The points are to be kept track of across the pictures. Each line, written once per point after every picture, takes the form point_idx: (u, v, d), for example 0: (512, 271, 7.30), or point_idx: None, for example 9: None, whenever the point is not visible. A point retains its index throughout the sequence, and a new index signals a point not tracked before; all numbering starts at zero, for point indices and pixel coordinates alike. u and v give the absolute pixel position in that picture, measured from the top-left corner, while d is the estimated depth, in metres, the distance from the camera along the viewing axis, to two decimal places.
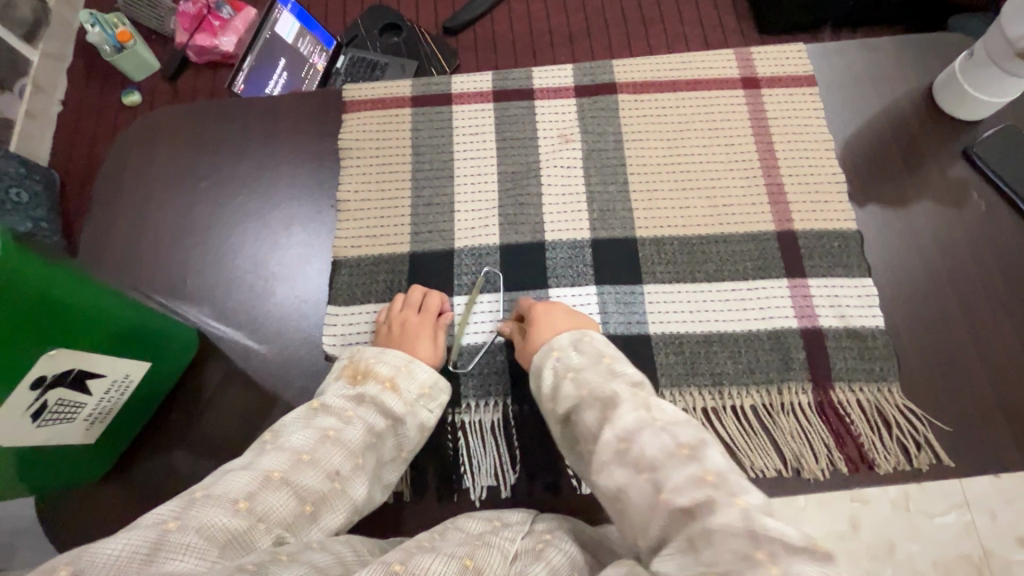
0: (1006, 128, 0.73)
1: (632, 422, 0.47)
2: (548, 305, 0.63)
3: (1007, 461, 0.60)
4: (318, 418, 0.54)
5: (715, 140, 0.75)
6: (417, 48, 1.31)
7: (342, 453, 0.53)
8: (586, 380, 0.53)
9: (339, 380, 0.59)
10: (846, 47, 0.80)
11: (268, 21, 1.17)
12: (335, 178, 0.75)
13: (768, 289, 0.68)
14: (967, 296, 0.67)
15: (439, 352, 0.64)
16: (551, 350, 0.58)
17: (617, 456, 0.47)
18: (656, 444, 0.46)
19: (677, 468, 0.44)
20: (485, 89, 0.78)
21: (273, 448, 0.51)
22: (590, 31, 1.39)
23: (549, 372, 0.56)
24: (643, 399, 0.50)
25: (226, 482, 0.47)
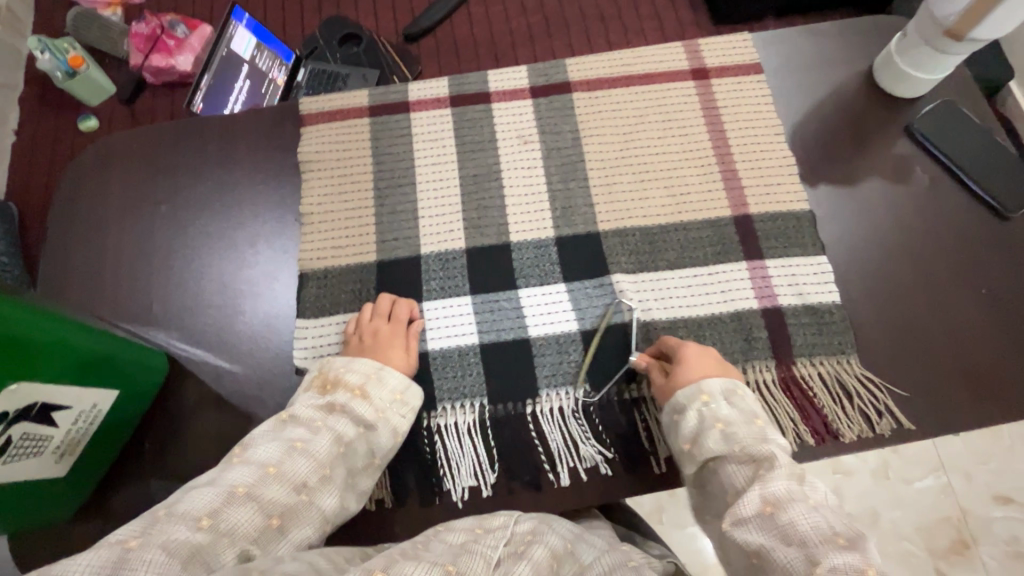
0: (944, 104, 0.77)
1: (783, 492, 0.50)
2: (701, 347, 0.63)
3: (962, 422, 0.63)
4: (287, 429, 0.57)
5: (669, 131, 0.77)
6: (378, 59, 1.30)
7: (310, 465, 0.55)
8: (736, 436, 0.55)
9: (309, 391, 0.61)
10: (789, 34, 0.83)
11: (223, 39, 1.18)
12: (298, 192, 0.75)
13: (728, 273, 0.70)
14: (918, 267, 0.70)
15: (412, 361, 0.65)
16: (699, 393, 0.59)
17: (759, 519, 0.50)
18: (808, 522, 0.48)
19: (834, 555, 0.45)
20: (441, 94, 0.79)
21: (241, 462, 0.54)
22: (553, 32, 1.42)
23: (694, 414, 0.58)
24: (796, 470, 0.52)
25: (192, 497, 0.50)
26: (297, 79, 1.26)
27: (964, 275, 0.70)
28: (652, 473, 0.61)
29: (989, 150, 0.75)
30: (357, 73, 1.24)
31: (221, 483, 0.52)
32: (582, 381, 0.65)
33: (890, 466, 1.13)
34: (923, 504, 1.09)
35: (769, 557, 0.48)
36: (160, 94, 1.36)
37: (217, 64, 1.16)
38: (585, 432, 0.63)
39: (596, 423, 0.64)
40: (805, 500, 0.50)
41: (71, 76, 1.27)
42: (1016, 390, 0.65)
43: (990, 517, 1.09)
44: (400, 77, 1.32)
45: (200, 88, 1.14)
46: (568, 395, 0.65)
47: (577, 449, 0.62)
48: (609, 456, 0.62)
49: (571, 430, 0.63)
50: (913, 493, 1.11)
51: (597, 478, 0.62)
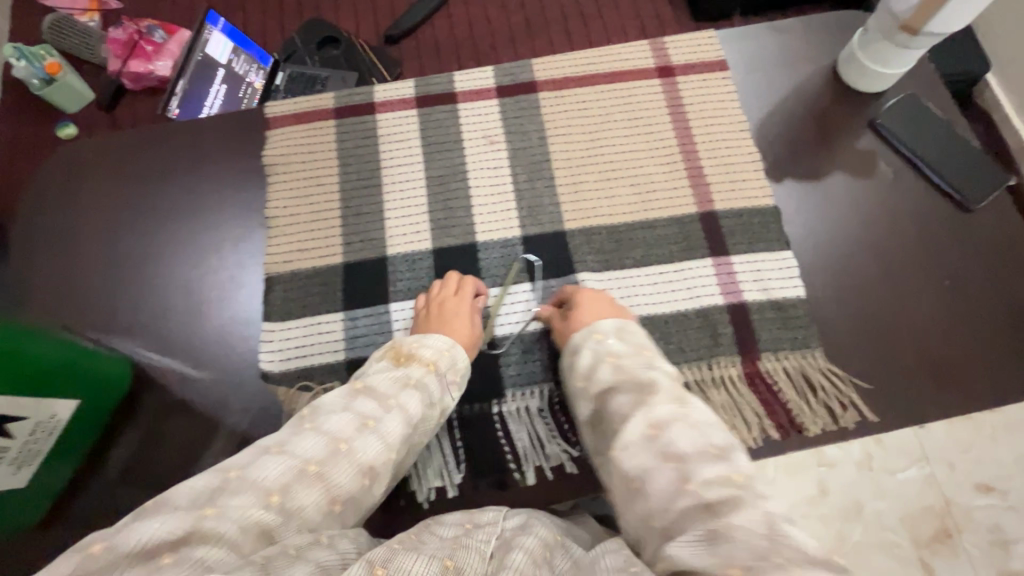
0: (906, 99, 0.77)
1: (667, 415, 0.50)
2: (593, 294, 0.65)
3: (926, 413, 0.64)
4: (359, 401, 0.56)
5: (635, 129, 0.77)
6: (356, 59, 1.30)
7: (377, 448, 0.53)
8: (625, 365, 0.56)
9: (382, 362, 0.61)
10: (755, 31, 0.83)
11: (199, 42, 1.21)
12: (263, 196, 0.74)
13: (694, 269, 0.70)
14: (884, 260, 0.70)
15: (475, 332, 0.65)
16: (592, 332, 0.60)
17: (644, 443, 0.49)
18: (687, 439, 0.48)
19: (705, 465, 0.46)
20: (407, 96, 0.79)
21: (312, 430, 0.53)
22: (533, 32, 1.42)
23: (588, 352, 0.58)
24: (679, 395, 0.52)
25: (263, 464, 0.48)
26: (274, 83, 1.22)
27: (926, 267, 0.70)
28: None
29: (950, 143, 0.76)
30: (336, 75, 1.20)
31: (290, 452, 0.50)
32: (547, 380, 0.65)
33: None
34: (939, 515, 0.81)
35: (651, 480, 0.47)
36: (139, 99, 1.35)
37: (193, 66, 1.19)
38: (551, 431, 0.63)
39: (561, 422, 0.64)
40: (685, 421, 0.49)
41: (49, 82, 1.27)
42: (977, 381, 0.65)
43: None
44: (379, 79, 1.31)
45: (176, 94, 1.18)
46: (534, 394, 0.65)
47: (543, 448, 0.62)
48: (575, 455, 0.62)
49: (537, 429, 0.63)
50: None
51: (563, 477, 0.62)
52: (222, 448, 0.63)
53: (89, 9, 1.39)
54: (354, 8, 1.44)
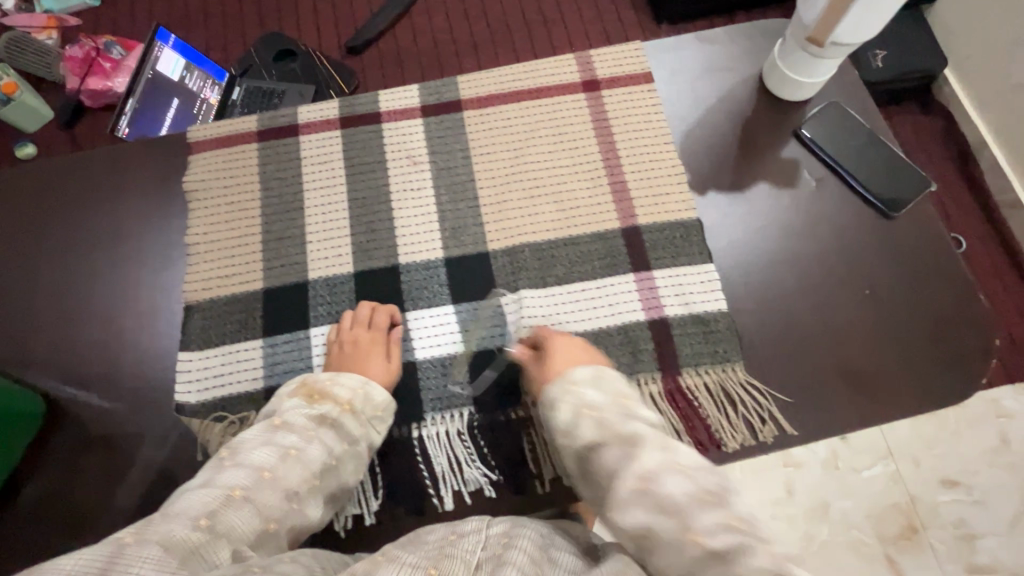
0: (830, 106, 0.78)
1: (657, 464, 0.49)
2: (567, 340, 0.62)
3: (845, 425, 0.64)
4: (280, 435, 0.56)
5: (560, 145, 0.77)
6: (314, 72, 1.27)
7: (302, 472, 0.55)
8: (607, 419, 0.53)
9: (295, 400, 0.60)
10: (681, 42, 0.83)
11: (149, 61, 1.16)
12: (184, 223, 0.74)
13: (617, 286, 0.70)
14: (805, 271, 0.71)
15: (393, 369, 0.64)
16: (566, 384, 0.57)
17: (636, 496, 0.47)
18: (680, 487, 0.47)
19: (703, 513, 0.45)
20: (331, 116, 0.78)
21: (233, 465, 0.54)
22: (495, 39, 1.39)
23: (567, 406, 0.55)
24: (663, 441, 0.51)
25: (188, 498, 0.50)
26: (233, 98, 1.20)
27: (849, 277, 0.70)
28: (536, 493, 0.61)
29: (874, 151, 0.76)
30: (294, 89, 1.20)
31: (217, 484, 0.52)
32: (468, 404, 0.65)
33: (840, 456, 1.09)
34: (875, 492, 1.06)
35: (654, 536, 0.45)
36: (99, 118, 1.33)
37: (144, 86, 1.14)
38: (470, 455, 0.63)
39: (481, 444, 0.63)
40: (676, 469, 0.48)
41: (4, 102, 1.23)
42: (896, 391, 0.65)
43: (939, 502, 1.06)
44: (337, 91, 1.28)
45: (126, 113, 1.13)
46: (454, 418, 0.64)
47: (461, 471, 0.62)
48: (494, 478, 0.62)
49: (456, 452, 0.63)
50: (862, 482, 1.07)
51: (481, 500, 0.62)
52: (137, 480, 0.62)
53: (47, 26, 1.37)
54: (315, 20, 1.41)
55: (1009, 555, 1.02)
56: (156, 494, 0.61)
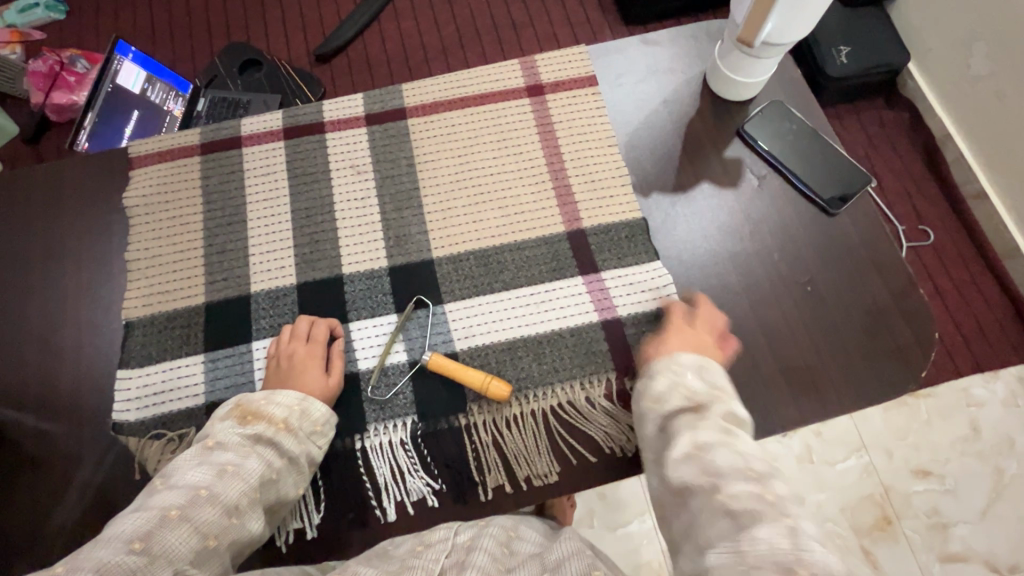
0: (771, 105, 0.78)
1: (709, 437, 0.52)
2: (680, 335, 0.63)
3: (786, 424, 0.65)
4: (215, 454, 0.56)
5: (504, 151, 0.77)
6: (280, 82, 1.27)
7: (240, 486, 0.54)
8: (693, 391, 0.57)
9: (228, 421, 0.59)
10: (625, 45, 0.84)
11: (108, 74, 1.14)
12: (124, 239, 0.73)
13: (561, 290, 0.70)
14: (747, 270, 0.71)
15: (333, 383, 0.64)
16: (670, 362, 0.59)
17: (691, 459, 0.51)
18: (727, 461, 0.50)
19: (739, 482, 0.48)
20: (274, 127, 0.78)
21: (167, 487, 0.53)
22: (466, 42, 1.38)
23: (664, 380, 0.58)
24: (727, 425, 0.53)
25: (125, 520, 0.50)
26: (195, 109, 1.16)
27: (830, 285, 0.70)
28: (478, 500, 0.62)
29: (817, 149, 0.77)
30: (258, 99, 1.19)
31: (152, 506, 0.51)
32: (411, 413, 0.64)
33: (813, 450, 1.11)
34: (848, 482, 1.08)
35: (689, 494, 0.50)
36: (66, 131, 1.30)
37: (103, 100, 1.12)
38: (413, 464, 0.63)
39: (424, 454, 0.63)
40: (731, 447, 0.51)
41: None
42: (840, 387, 0.66)
43: (912, 492, 1.08)
44: (303, 99, 1.27)
45: (85, 128, 1.11)
46: (397, 427, 0.64)
47: (404, 481, 0.62)
48: (437, 487, 0.62)
49: (398, 462, 0.63)
50: (836, 474, 1.09)
51: (424, 510, 0.62)
52: (75, 501, 0.61)
53: (11, 41, 1.35)
54: (285, 30, 1.39)
55: (983, 542, 1.04)
56: (93, 517, 0.60)
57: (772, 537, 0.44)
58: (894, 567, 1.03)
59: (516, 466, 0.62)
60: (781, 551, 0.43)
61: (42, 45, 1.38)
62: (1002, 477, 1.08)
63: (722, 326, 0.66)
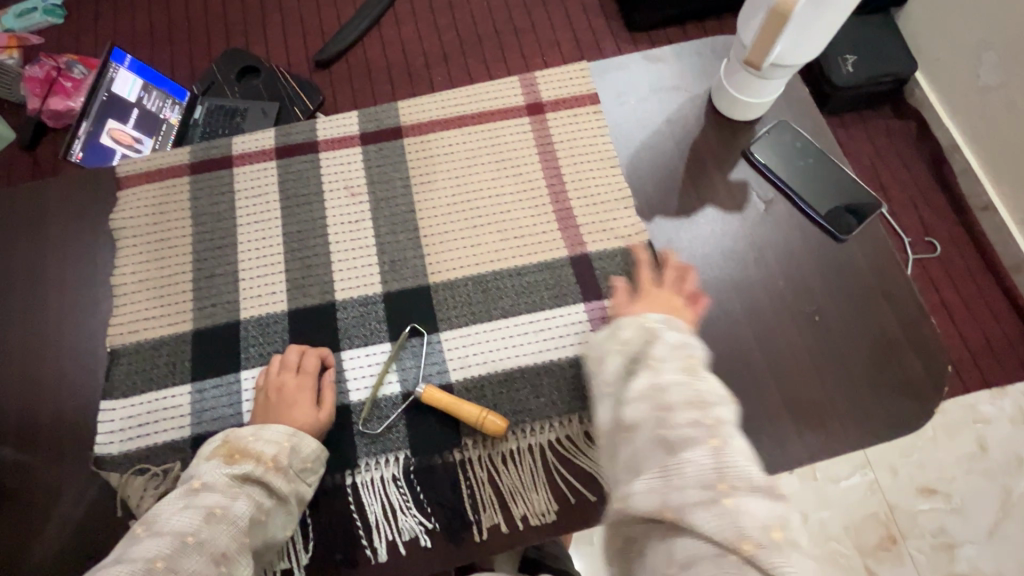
0: (779, 125, 0.76)
1: (673, 379, 0.50)
2: (664, 291, 0.64)
3: (794, 460, 0.62)
4: (202, 496, 0.54)
5: (503, 172, 0.75)
6: (277, 87, 1.23)
7: (228, 532, 0.52)
8: (653, 330, 0.56)
9: (214, 460, 0.57)
10: (628, 62, 0.82)
11: (103, 82, 1.12)
12: (111, 261, 0.71)
13: (562, 317, 0.68)
14: (753, 298, 0.69)
15: (324, 416, 0.62)
16: (638, 317, 0.58)
17: (644, 396, 0.50)
18: (679, 395, 0.49)
19: (687, 413, 0.48)
20: (266, 146, 0.76)
21: (151, 534, 0.51)
22: (466, 49, 1.36)
23: (633, 329, 0.57)
24: (689, 363, 0.52)
25: (107, 573, 0.48)
26: (194, 117, 1.12)
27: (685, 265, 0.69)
28: (473, 540, 0.59)
29: (826, 170, 0.74)
30: (256, 108, 1.12)
31: (135, 557, 0.49)
32: (404, 448, 0.62)
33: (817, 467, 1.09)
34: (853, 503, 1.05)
35: (637, 430, 0.49)
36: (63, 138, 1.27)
37: (98, 108, 1.10)
38: (406, 502, 0.61)
39: (417, 491, 0.61)
40: (689, 385, 0.50)
41: None
42: (848, 421, 0.63)
43: (918, 512, 1.05)
44: (302, 109, 1.22)
45: (80, 137, 1.10)
46: (389, 462, 0.62)
47: (396, 520, 0.60)
48: (430, 526, 0.60)
49: (390, 499, 0.61)
50: (840, 492, 1.07)
51: (417, 550, 0.59)
52: (55, 538, 0.59)
53: (8, 45, 1.32)
54: (282, 36, 1.37)
55: (993, 565, 1.02)
56: (73, 554, 0.58)
57: (700, 463, 0.45)
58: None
59: (512, 504, 0.60)
60: (706, 471, 0.44)
61: (40, 50, 1.35)
62: (1010, 495, 1.05)
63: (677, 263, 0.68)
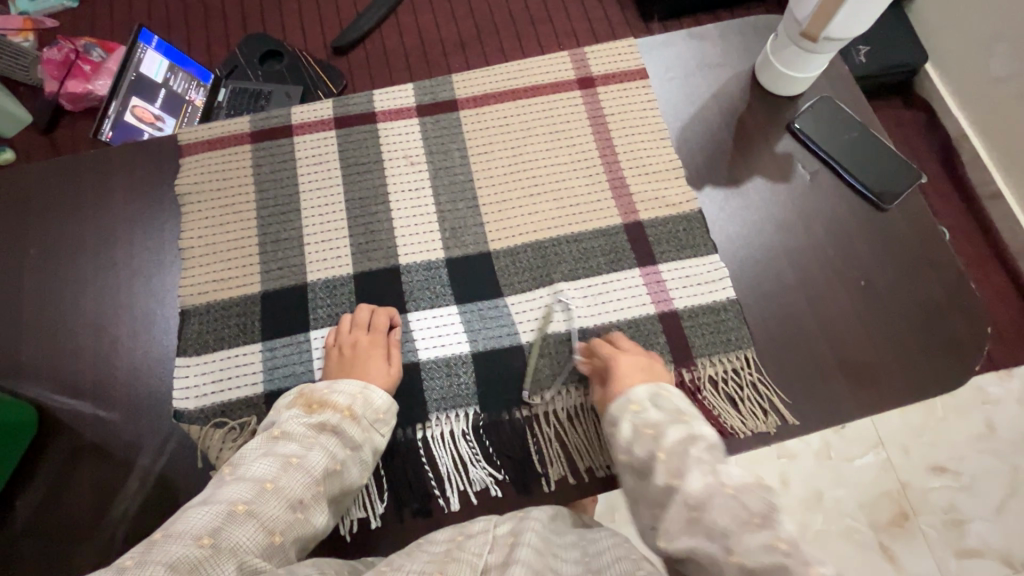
0: (823, 99, 0.78)
1: (702, 490, 0.47)
2: (631, 356, 0.61)
3: (845, 416, 0.65)
4: (280, 445, 0.55)
5: (557, 143, 0.77)
6: (302, 75, 1.16)
7: (305, 480, 0.53)
8: (662, 431, 0.53)
9: (293, 410, 0.59)
10: (674, 38, 0.84)
11: (131, 62, 1.06)
12: (177, 227, 0.72)
13: (620, 281, 0.70)
14: (801, 264, 0.72)
15: (394, 372, 0.64)
16: (627, 402, 0.57)
17: (687, 526, 0.46)
18: (727, 513, 0.45)
19: (752, 534, 0.43)
20: (325, 116, 0.78)
21: (235, 479, 0.52)
22: (492, 36, 1.26)
23: (627, 425, 0.55)
24: (711, 465, 0.49)
25: (190, 516, 0.48)
26: (216, 100, 1.09)
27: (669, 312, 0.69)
28: (541, 490, 0.61)
29: (867, 143, 0.77)
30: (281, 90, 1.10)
31: (218, 499, 0.50)
32: (474, 404, 0.64)
33: (833, 445, 1.01)
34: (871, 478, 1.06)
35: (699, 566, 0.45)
36: (84, 123, 1.20)
37: (127, 88, 1.05)
38: (475, 454, 0.63)
39: (485, 444, 0.63)
40: (724, 492, 0.47)
41: None
42: (892, 380, 0.66)
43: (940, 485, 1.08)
44: (325, 92, 1.16)
45: (109, 116, 1.04)
46: (458, 417, 0.64)
47: (467, 471, 0.62)
48: (499, 477, 0.62)
49: (460, 452, 0.63)
50: (854, 471, 0.99)
51: (488, 500, 0.61)
52: (136, 491, 0.61)
53: (23, 29, 1.24)
54: (300, 20, 1.27)
55: None
56: (153, 505, 0.60)
57: None
58: (912, 566, 0.94)
59: (578, 457, 0.62)
60: None
61: (56, 33, 1.26)
62: (1018, 475, 0.98)
63: (625, 339, 0.65)
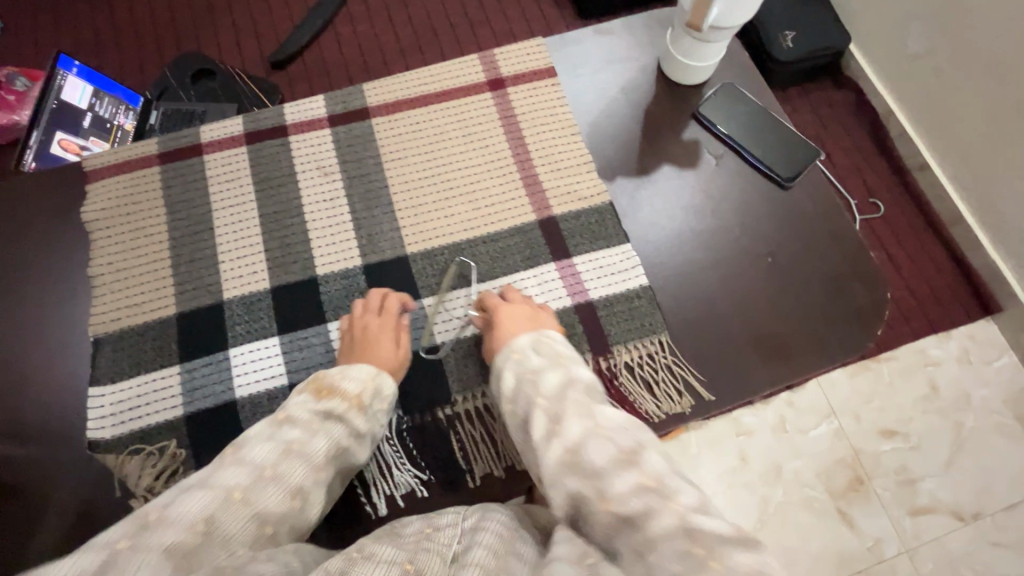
0: (725, 85, 0.81)
1: (577, 434, 0.48)
2: (515, 307, 0.64)
3: (755, 388, 0.68)
4: (285, 430, 0.54)
5: (470, 144, 0.78)
6: (235, 90, 1.14)
7: (304, 467, 0.52)
8: (541, 380, 0.55)
9: (303, 395, 0.58)
10: (581, 35, 0.86)
11: (51, 91, 1.03)
12: (86, 254, 0.71)
13: (535, 278, 0.72)
14: (712, 244, 0.74)
15: (403, 355, 0.64)
16: (511, 351, 0.58)
17: (566, 468, 0.47)
18: (601, 453, 0.47)
19: (621, 473, 0.45)
20: (235, 133, 0.77)
21: (235, 462, 0.50)
22: (427, 41, 1.26)
23: (511, 375, 0.57)
24: (587, 408, 0.51)
25: (185, 500, 0.44)
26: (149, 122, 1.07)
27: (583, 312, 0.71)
28: (467, 488, 0.62)
29: (770, 126, 0.80)
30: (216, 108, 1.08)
31: (216, 484, 0.47)
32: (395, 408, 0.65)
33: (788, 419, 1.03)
34: (821, 449, 1.01)
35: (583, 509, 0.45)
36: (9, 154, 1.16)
37: (48, 117, 1.02)
38: (399, 458, 0.63)
39: (409, 445, 0.64)
40: (600, 436, 0.48)
41: None
42: (803, 349, 0.69)
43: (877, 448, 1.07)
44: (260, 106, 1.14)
45: (31, 146, 1.02)
46: None
47: (392, 475, 0.62)
48: (425, 478, 0.62)
49: (385, 457, 0.63)
50: (811, 442, 1.02)
51: (415, 501, 0.62)
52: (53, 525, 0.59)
53: None
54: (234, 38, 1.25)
55: None
56: (72, 537, 0.58)
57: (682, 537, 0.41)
58: (867, 527, 0.98)
59: (499, 454, 0.63)
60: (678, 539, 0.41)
61: None
62: (962, 431, 1.03)
63: (516, 291, 0.68)
